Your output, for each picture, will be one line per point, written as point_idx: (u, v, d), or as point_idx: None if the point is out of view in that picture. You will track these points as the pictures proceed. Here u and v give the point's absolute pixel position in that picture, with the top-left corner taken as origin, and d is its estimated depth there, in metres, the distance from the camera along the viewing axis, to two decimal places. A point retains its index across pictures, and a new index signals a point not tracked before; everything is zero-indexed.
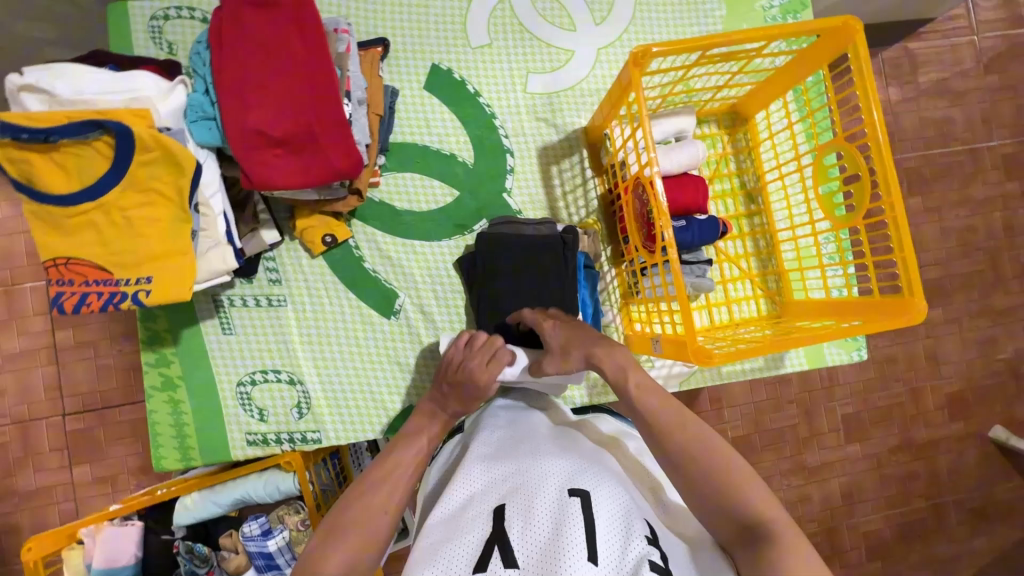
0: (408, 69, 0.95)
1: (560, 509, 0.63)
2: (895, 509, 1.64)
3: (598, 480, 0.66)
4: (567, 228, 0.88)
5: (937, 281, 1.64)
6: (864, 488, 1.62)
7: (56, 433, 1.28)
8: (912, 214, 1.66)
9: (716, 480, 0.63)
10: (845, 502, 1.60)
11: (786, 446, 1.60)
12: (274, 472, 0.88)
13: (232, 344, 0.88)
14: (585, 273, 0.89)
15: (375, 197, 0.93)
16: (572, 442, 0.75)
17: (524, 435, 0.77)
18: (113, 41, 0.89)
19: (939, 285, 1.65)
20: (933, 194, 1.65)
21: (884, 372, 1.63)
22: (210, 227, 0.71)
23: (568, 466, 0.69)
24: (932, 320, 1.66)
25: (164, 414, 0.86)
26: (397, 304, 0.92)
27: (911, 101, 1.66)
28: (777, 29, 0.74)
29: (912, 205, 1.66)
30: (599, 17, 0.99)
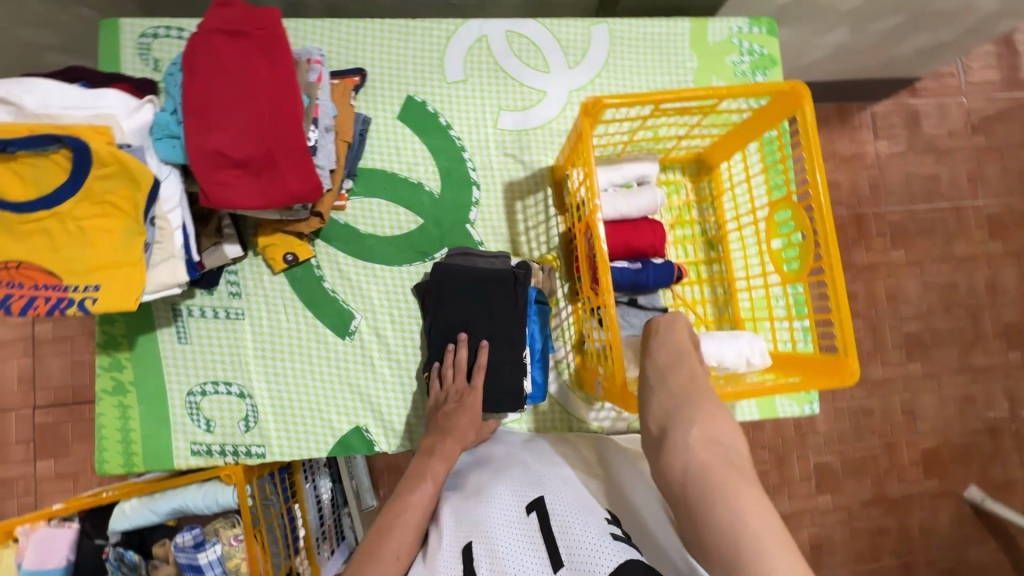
0: (384, 99, 0.98)
1: (522, 524, 0.65)
2: (864, 565, 1.62)
3: (549, 487, 0.69)
4: (519, 263, 0.90)
5: (916, 335, 1.64)
6: (833, 540, 1.60)
7: (25, 425, 1.30)
8: (893, 267, 1.67)
9: (683, 405, 0.65)
10: (813, 553, 1.58)
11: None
12: (214, 484, 0.88)
13: (186, 354, 0.90)
14: (537, 309, 0.91)
15: (339, 219, 0.96)
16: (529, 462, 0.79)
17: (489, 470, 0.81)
18: (103, 56, 0.93)
19: (918, 339, 1.65)
20: (916, 248, 1.66)
21: (859, 424, 1.62)
22: (164, 241, 0.73)
23: (527, 484, 0.72)
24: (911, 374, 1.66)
25: (111, 418, 0.88)
26: (352, 325, 0.94)
27: (897, 156, 1.68)
28: (728, 89, 0.77)
29: (895, 258, 1.67)
30: (574, 61, 1.03)
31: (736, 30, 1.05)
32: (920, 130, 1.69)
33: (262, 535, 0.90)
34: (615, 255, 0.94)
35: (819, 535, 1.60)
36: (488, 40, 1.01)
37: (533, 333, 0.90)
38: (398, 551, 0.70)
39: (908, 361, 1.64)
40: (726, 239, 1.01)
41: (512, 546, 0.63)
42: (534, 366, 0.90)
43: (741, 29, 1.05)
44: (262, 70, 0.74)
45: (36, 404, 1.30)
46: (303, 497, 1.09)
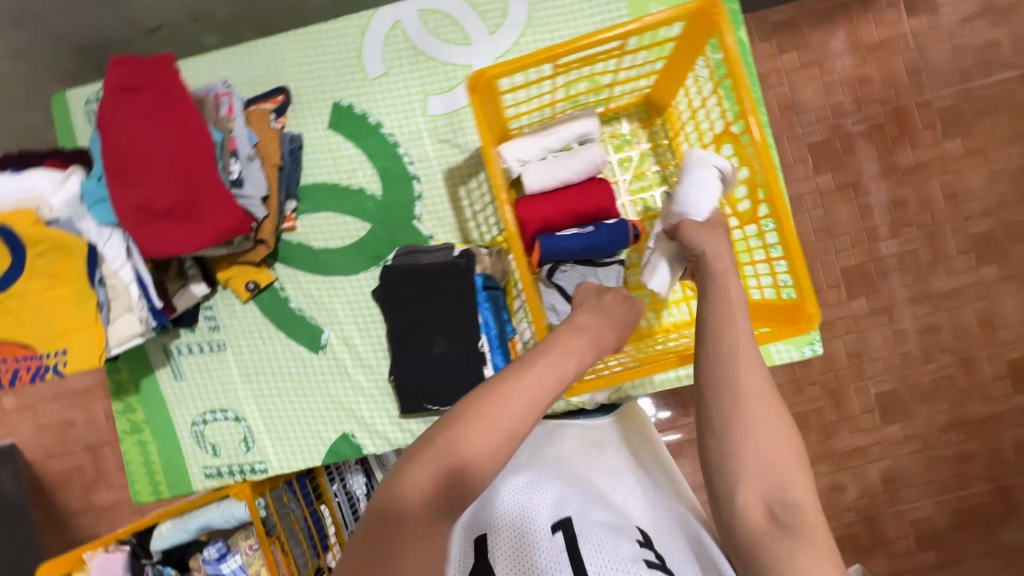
0: (311, 112, 0.98)
1: (546, 539, 0.60)
2: (951, 494, 1.47)
3: (582, 503, 0.64)
4: (461, 252, 0.89)
5: (988, 233, 1.44)
6: (907, 470, 1.47)
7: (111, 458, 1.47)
8: (950, 160, 1.44)
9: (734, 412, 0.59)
10: (887, 489, 1.46)
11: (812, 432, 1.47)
12: (228, 501, 0.95)
13: (183, 389, 0.98)
14: (488, 296, 0.89)
15: (292, 240, 0.98)
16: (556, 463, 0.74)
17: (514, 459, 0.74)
18: (60, 130, 1.00)
19: (990, 239, 1.44)
20: (976, 134, 1.43)
21: (925, 344, 1.45)
22: (119, 296, 0.79)
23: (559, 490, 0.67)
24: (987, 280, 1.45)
25: (135, 454, 0.98)
26: (323, 339, 0.97)
27: (940, 30, 1.43)
28: (626, 26, 0.69)
29: (952, 150, 1.44)
30: (494, 25, 0.96)
31: None
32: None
33: (281, 542, 0.99)
34: (559, 224, 0.88)
35: (892, 469, 1.47)
36: (402, 25, 0.97)
37: (486, 321, 0.89)
38: None
39: (981, 266, 1.44)
40: None
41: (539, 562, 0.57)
42: (494, 352, 0.89)
43: None
44: (161, 117, 0.76)
45: None
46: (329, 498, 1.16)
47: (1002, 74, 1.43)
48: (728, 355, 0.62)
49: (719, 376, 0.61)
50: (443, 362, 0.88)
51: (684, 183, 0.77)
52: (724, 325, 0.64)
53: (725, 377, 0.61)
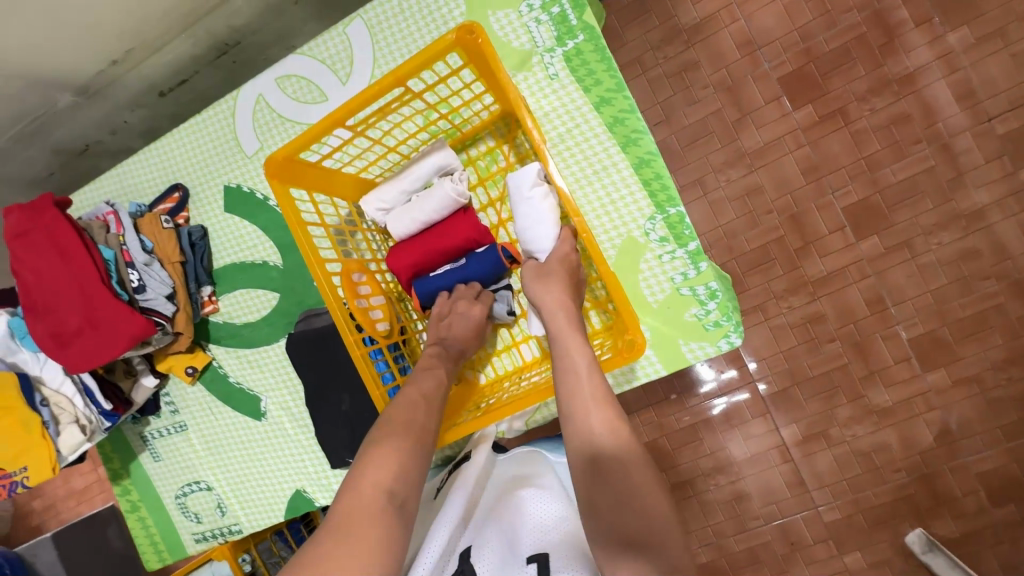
0: (208, 200, 1.04)
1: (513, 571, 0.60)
2: None
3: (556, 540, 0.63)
4: None
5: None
6: (967, 420, 1.20)
7: None
8: (957, 52, 1.18)
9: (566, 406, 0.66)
10: (951, 451, 1.20)
11: (840, 395, 1.25)
12: (216, 564, 1.08)
13: (163, 468, 1.10)
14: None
15: (218, 320, 1.05)
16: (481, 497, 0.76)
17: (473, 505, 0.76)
18: None
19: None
20: (984, 11, 1.17)
21: (964, 274, 1.19)
22: (65, 409, 0.91)
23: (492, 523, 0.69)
24: None
25: (138, 529, 1.12)
26: (262, 407, 1.04)
27: None
28: (397, 75, 0.68)
29: (958, 39, 1.18)
30: (344, 74, 0.96)
31: None
32: None
33: None
34: (429, 264, 0.89)
35: (948, 421, 1.21)
36: (264, 97, 0.99)
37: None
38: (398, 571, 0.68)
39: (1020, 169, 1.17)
40: None
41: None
42: None
43: None
44: (52, 253, 0.87)
45: None
46: None
47: None
48: (560, 356, 0.70)
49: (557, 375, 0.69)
50: (349, 419, 0.91)
51: (521, 221, 0.77)
52: (557, 332, 0.71)
53: (564, 375, 0.68)
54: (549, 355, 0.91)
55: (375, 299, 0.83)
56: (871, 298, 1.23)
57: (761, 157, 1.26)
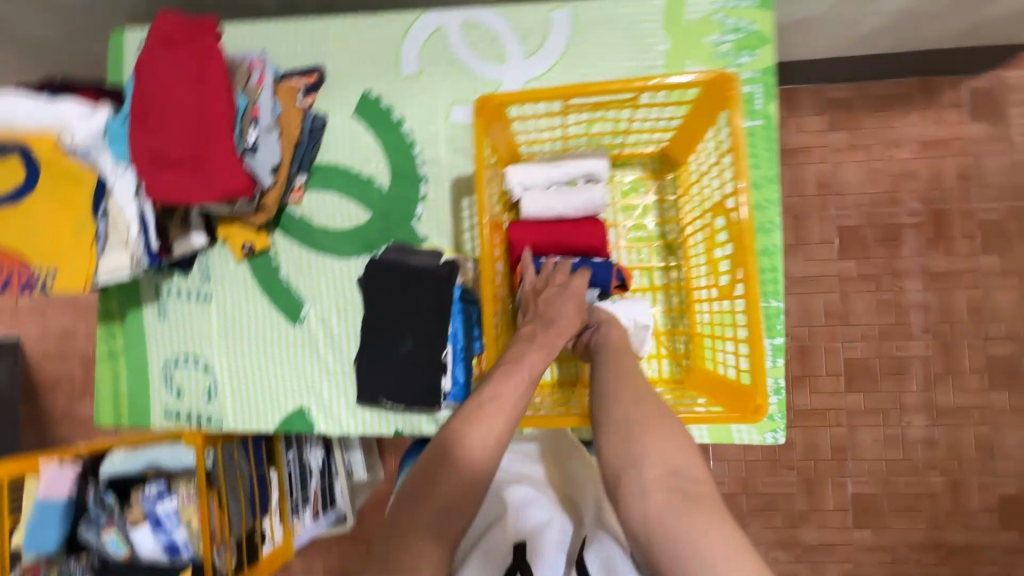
0: (341, 96, 1.00)
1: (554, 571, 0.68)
2: None
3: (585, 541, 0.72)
4: (449, 261, 0.90)
5: (1007, 358, 1.35)
6: None
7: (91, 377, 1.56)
8: (983, 274, 1.37)
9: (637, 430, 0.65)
10: None
11: (777, 517, 1.37)
12: (179, 446, 0.99)
13: (164, 330, 1.02)
14: (462, 306, 0.91)
15: (295, 212, 1.01)
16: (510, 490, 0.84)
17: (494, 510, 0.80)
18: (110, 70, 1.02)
19: (1008, 365, 1.35)
20: (1015, 252, 1.36)
21: (914, 456, 1.35)
22: (117, 231, 0.83)
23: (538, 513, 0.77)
24: (996, 406, 1.35)
25: (106, 379, 1.03)
26: (302, 312, 1.00)
27: (997, 142, 1.38)
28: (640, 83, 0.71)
29: (987, 264, 1.37)
30: (531, 49, 0.97)
31: (720, 5, 0.93)
32: None
33: (219, 496, 1.01)
34: (547, 250, 0.91)
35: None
36: (444, 32, 0.99)
37: (455, 331, 0.91)
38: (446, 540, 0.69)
39: (991, 390, 1.35)
40: (686, 244, 0.93)
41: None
42: (455, 365, 0.90)
43: (725, 4, 0.93)
44: (191, 75, 0.81)
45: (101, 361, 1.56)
46: (280, 463, 1.21)
47: None
48: (623, 388, 0.69)
49: (620, 402, 0.68)
50: (404, 364, 0.89)
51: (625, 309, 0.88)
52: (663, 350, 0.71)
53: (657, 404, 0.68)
54: None
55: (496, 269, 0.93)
56: (835, 445, 1.37)
57: (802, 287, 1.39)
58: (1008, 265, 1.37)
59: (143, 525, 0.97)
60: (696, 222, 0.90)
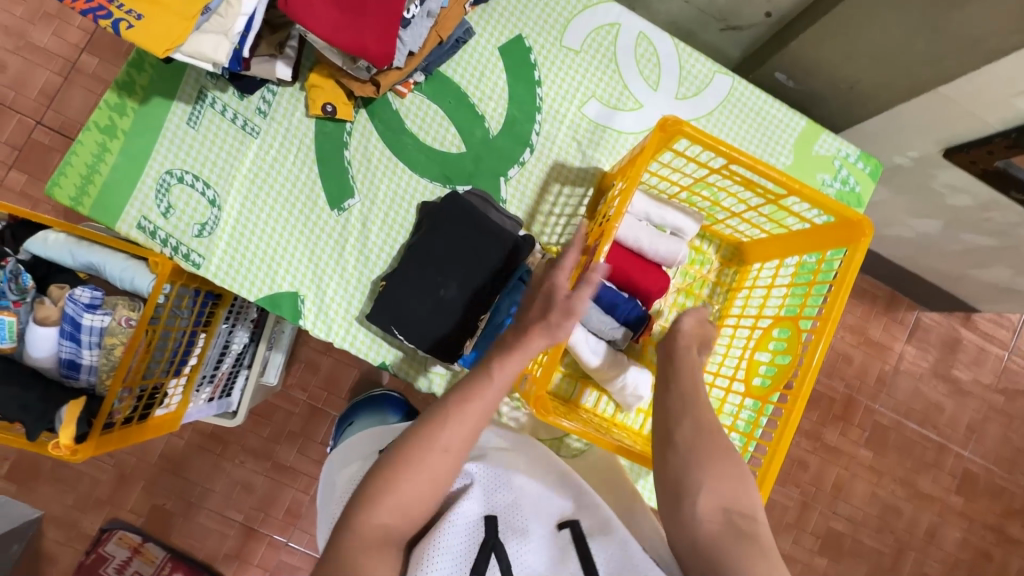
0: (497, 25, 0.95)
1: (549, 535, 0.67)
2: None
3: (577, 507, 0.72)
4: (526, 236, 0.87)
5: (841, 534, 1.60)
6: None
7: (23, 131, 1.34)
8: (857, 461, 1.62)
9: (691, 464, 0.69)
10: None
11: None
12: (139, 264, 0.85)
13: (186, 137, 0.88)
14: (515, 285, 0.86)
15: (392, 103, 0.93)
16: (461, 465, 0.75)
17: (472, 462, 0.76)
18: None
19: (838, 539, 1.60)
20: (886, 456, 1.63)
21: None
22: (225, 15, 0.71)
23: (502, 490, 0.70)
24: (814, 566, 1.60)
25: (87, 150, 0.85)
26: (347, 203, 0.91)
27: (918, 368, 1.65)
28: (802, 188, 0.73)
29: (862, 455, 1.63)
30: (683, 94, 1.00)
31: (843, 155, 1.02)
32: (948, 359, 1.66)
33: (152, 336, 0.87)
34: (607, 274, 0.91)
35: None
36: (619, 30, 0.98)
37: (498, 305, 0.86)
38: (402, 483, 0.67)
39: (818, 553, 1.59)
40: (718, 330, 0.97)
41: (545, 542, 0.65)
42: (482, 336, 0.87)
43: (847, 157, 1.02)
44: None
45: (43, 120, 1.35)
46: (213, 329, 1.06)
47: (933, 432, 1.66)
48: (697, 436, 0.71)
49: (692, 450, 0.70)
50: (438, 307, 0.85)
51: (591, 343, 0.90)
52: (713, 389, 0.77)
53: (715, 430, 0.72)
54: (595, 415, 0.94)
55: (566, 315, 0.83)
56: None
57: None
58: (876, 464, 1.63)
59: (51, 327, 0.80)
60: (742, 319, 0.94)
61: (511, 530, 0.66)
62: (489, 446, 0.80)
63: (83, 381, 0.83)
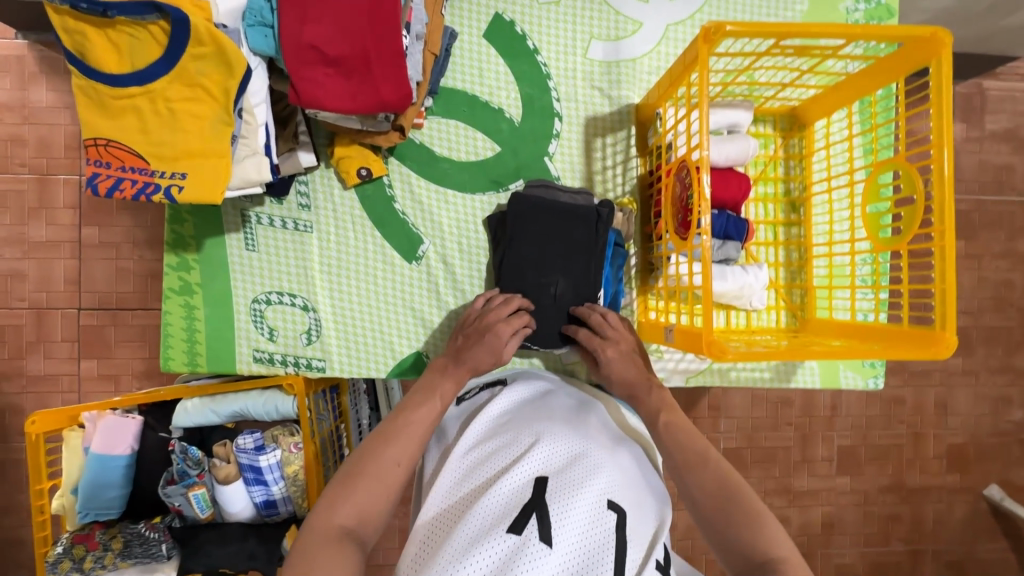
0: (473, 15, 0.91)
1: (596, 511, 0.64)
2: (872, 547, 1.65)
3: (631, 496, 0.68)
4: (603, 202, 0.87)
5: (964, 329, 1.64)
6: (845, 519, 1.63)
7: (69, 325, 1.31)
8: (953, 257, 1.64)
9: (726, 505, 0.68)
10: (824, 532, 1.62)
11: (777, 466, 1.60)
12: (274, 392, 0.89)
13: (251, 262, 0.89)
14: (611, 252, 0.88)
15: (415, 139, 0.91)
16: (527, 424, 0.75)
17: (540, 423, 0.75)
18: None
19: (964, 333, 1.64)
20: (978, 240, 1.63)
21: (889, 412, 1.62)
22: (250, 136, 0.70)
23: (555, 469, 0.68)
24: (951, 368, 1.65)
25: (177, 316, 0.88)
26: (420, 250, 0.91)
27: (975, 142, 1.63)
28: (860, 29, 0.69)
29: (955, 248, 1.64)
30: None
31: None
32: (998, 120, 1.64)
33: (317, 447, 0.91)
34: None
35: (832, 515, 1.63)
36: None
37: (606, 277, 0.89)
38: (399, 460, 0.68)
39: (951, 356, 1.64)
40: (810, 202, 0.95)
41: (581, 517, 0.62)
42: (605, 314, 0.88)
43: None
44: None
45: (80, 305, 1.31)
46: (349, 418, 1.10)
47: (1012, 195, 1.65)
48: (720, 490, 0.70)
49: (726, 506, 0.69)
50: (560, 305, 0.86)
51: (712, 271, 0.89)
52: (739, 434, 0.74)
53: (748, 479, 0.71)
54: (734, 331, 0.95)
55: (679, 256, 0.83)
56: (827, 405, 1.62)
57: None
58: (971, 250, 1.65)
59: (237, 481, 0.85)
60: (832, 180, 0.92)
61: (555, 510, 0.62)
62: (565, 408, 0.80)
63: (284, 511, 0.88)
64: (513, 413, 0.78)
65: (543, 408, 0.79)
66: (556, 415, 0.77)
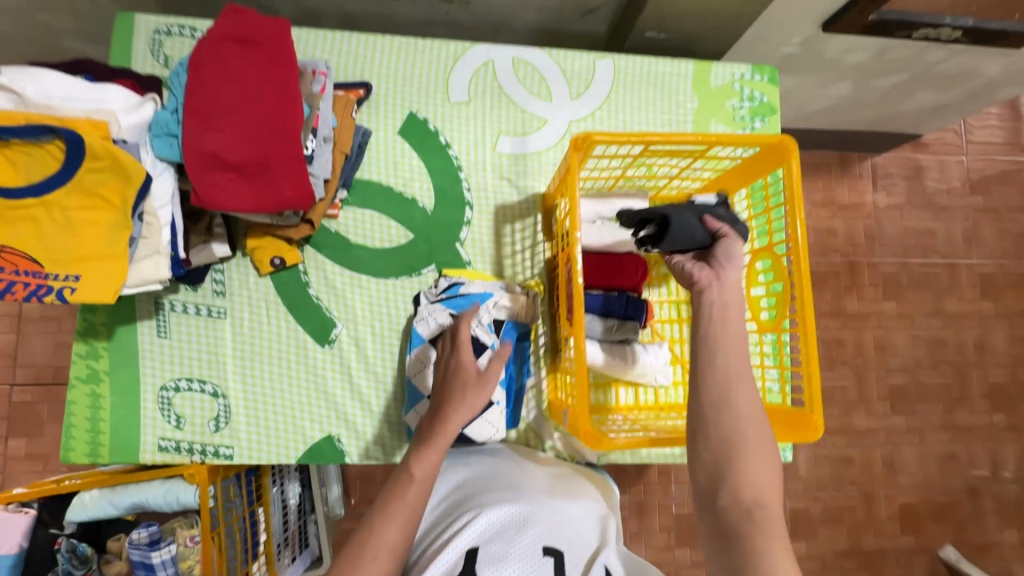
0: (386, 115, 0.99)
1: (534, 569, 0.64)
2: None
3: (569, 542, 0.69)
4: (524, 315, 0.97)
5: (902, 387, 1.68)
6: None
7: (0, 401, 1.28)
8: (886, 317, 1.70)
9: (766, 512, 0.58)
10: None
11: None
12: (176, 482, 0.87)
13: (164, 349, 0.90)
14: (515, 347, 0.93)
15: (330, 227, 0.96)
16: (463, 505, 0.76)
17: (475, 499, 0.76)
18: (114, 54, 0.93)
19: (903, 392, 1.68)
20: (908, 300, 1.71)
21: (838, 472, 1.63)
22: (151, 236, 0.73)
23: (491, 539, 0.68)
24: (895, 427, 1.67)
25: (82, 407, 0.87)
26: (333, 334, 0.94)
27: (896, 210, 1.74)
28: (719, 137, 0.78)
29: (888, 309, 1.71)
30: (576, 92, 1.04)
31: (738, 76, 1.07)
32: (917, 188, 1.77)
33: (219, 537, 0.89)
34: (590, 284, 0.95)
35: None
36: (493, 65, 1.02)
37: (509, 374, 0.92)
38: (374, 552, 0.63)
39: (892, 414, 1.67)
40: None
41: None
42: (506, 404, 0.92)
43: (742, 76, 1.08)
44: (260, 75, 0.75)
45: (14, 380, 1.29)
46: (268, 500, 1.08)
47: (936, 258, 1.75)
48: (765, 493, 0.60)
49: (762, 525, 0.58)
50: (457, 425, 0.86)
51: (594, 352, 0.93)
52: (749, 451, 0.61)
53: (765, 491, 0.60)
54: (642, 408, 0.98)
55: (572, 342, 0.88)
56: None
57: None
58: (902, 310, 1.72)
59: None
60: None
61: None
62: (497, 472, 0.83)
63: None
64: (452, 494, 0.80)
65: (480, 479, 0.81)
66: (492, 486, 0.78)
